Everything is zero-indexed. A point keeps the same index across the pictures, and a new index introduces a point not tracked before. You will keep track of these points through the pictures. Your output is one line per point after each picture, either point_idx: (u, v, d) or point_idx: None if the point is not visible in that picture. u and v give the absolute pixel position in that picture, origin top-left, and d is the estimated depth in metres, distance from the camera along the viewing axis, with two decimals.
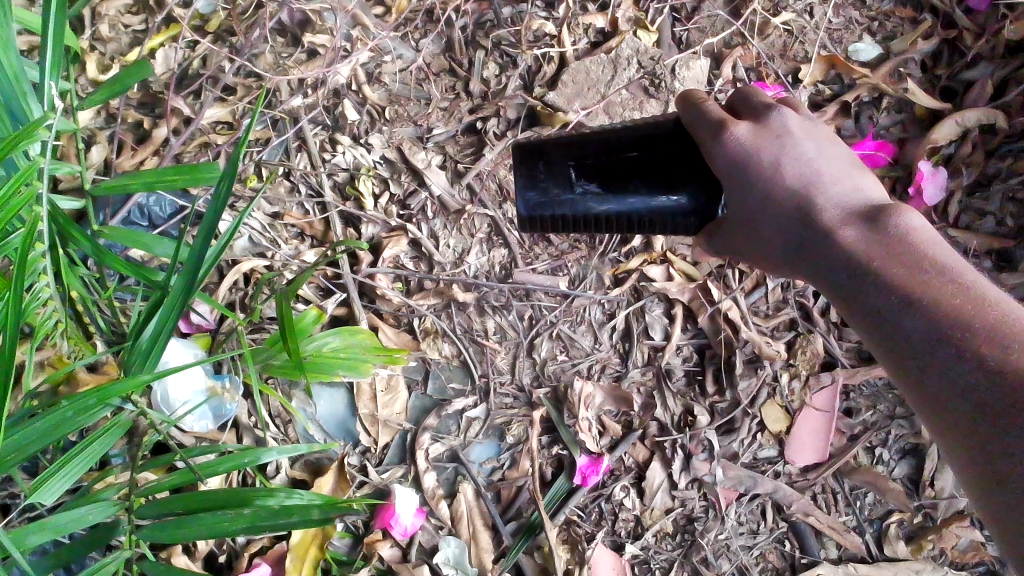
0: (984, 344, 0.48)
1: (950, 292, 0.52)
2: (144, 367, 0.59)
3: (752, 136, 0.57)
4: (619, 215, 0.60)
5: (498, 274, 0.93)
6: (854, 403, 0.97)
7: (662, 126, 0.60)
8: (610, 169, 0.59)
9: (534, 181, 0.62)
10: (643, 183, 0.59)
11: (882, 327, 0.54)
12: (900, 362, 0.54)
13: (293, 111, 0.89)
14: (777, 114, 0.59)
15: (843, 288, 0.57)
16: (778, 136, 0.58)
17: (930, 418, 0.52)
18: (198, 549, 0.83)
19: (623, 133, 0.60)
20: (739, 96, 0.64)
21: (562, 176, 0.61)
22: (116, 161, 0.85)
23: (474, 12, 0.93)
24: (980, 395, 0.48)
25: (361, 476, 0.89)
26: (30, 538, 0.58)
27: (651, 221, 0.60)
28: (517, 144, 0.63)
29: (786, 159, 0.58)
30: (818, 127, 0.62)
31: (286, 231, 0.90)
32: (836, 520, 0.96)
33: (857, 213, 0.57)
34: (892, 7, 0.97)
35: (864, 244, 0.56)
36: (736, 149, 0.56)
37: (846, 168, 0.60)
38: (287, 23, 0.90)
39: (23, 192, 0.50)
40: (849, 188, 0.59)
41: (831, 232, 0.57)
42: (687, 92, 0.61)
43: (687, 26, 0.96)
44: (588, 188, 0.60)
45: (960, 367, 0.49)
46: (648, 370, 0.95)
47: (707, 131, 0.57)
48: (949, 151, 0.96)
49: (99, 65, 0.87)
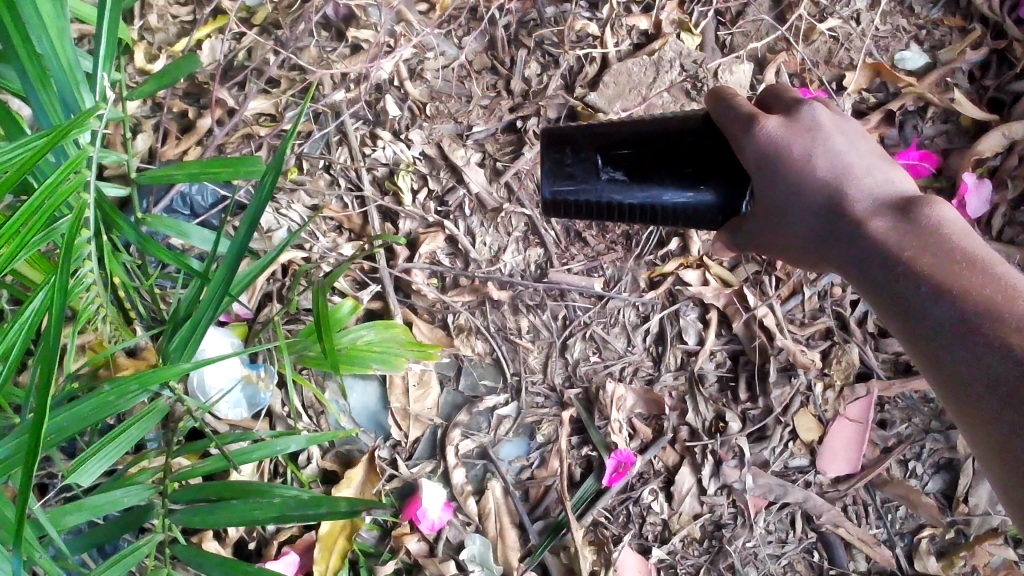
0: (1010, 333, 0.48)
1: (978, 282, 0.52)
2: (182, 355, 0.60)
3: (782, 129, 0.58)
4: (643, 205, 0.62)
5: (534, 273, 0.93)
6: (888, 414, 0.96)
7: (690, 122, 0.62)
8: (638, 159, 0.61)
9: (560, 166, 0.64)
10: (668, 176, 0.61)
11: (909, 316, 0.55)
12: (926, 351, 0.54)
13: (335, 105, 0.90)
14: (809, 109, 0.60)
15: (872, 279, 0.58)
16: (809, 129, 0.59)
17: (952, 408, 0.52)
18: (229, 534, 0.84)
19: (651, 127, 0.62)
20: (771, 94, 0.65)
21: (589, 163, 0.63)
22: (161, 150, 0.87)
23: (518, 11, 0.93)
24: (1003, 384, 0.47)
25: (390, 470, 0.89)
26: (69, 517, 0.60)
27: (673, 214, 0.62)
28: (548, 132, 0.65)
29: (817, 152, 0.58)
30: (849, 123, 0.62)
31: (325, 224, 0.91)
32: (867, 533, 0.95)
33: (888, 206, 0.57)
34: (939, 16, 0.96)
35: (895, 235, 0.56)
36: (766, 143, 0.57)
37: (877, 161, 0.61)
38: (333, 17, 0.91)
39: (72, 180, 0.51)
40: (881, 181, 0.59)
41: (863, 222, 0.57)
42: (719, 88, 0.63)
43: (732, 30, 0.96)
44: (613, 176, 0.62)
45: (984, 355, 0.49)
46: (680, 374, 0.95)
47: (737, 126, 0.58)
48: (994, 162, 0.95)
49: (147, 55, 0.88)
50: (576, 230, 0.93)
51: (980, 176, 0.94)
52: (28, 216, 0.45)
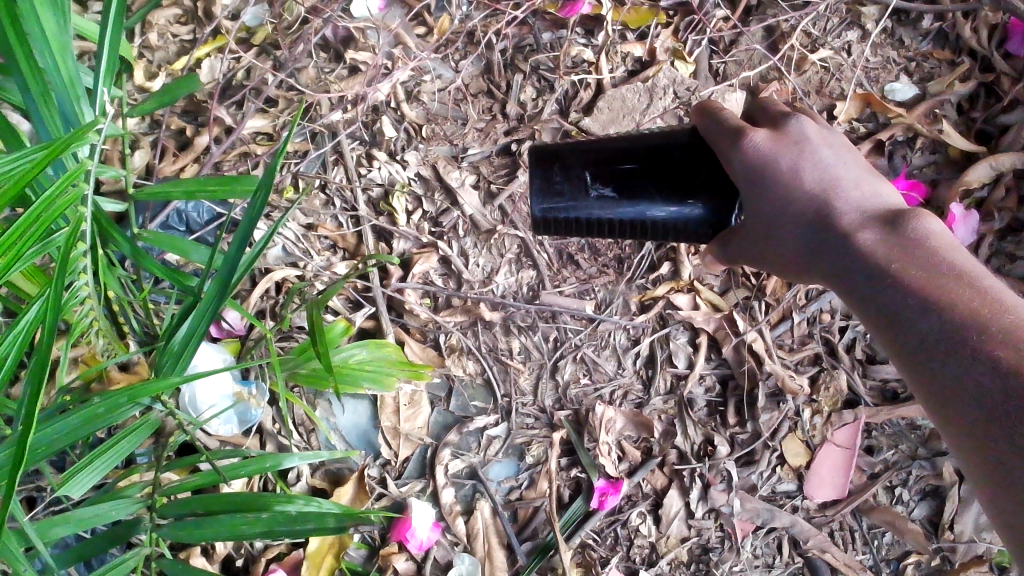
0: (995, 344, 0.49)
1: (965, 293, 0.53)
2: (176, 368, 0.61)
3: (770, 143, 0.61)
4: (633, 220, 0.63)
5: (526, 295, 0.94)
6: (876, 440, 0.96)
7: (677, 137, 0.64)
8: (626, 175, 0.63)
9: (549, 183, 0.65)
10: (658, 191, 0.62)
11: (895, 327, 0.56)
12: (913, 364, 0.54)
13: (332, 126, 0.91)
14: (796, 123, 0.63)
15: (858, 291, 0.59)
16: (797, 143, 0.62)
17: (940, 420, 0.52)
18: (216, 551, 0.84)
19: (638, 143, 0.64)
20: (760, 109, 0.68)
21: (578, 180, 0.64)
22: (158, 167, 0.88)
23: (515, 36, 0.94)
24: (992, 396, 0.48)
25: (380, 489, 0.90)
26: (55, 529, 0.60)
27: (664, 228, 0.64)
28: (536, 149, 0.66)
29: (803, 165, 0.61)
30: (836, 138, 0.65)
31: (319, 243, 0.92)
32: (853, 559, 0.95)
33: (875, 219, 0.59)
34: (930, 48, 0.98)
35: (882, 246, 0.57)
36: (754, 154, 0.59)
37: (863, 175, 0.63)
38: (331, 39, 0.92)
39: (71, 193, 0.51)
40: (866, 195, 0.61)
41: (849, 234, 0.59)
42: (706, 105, 0.66)
43: (724, 59, 0.97)
44: (602, 193, 0.63)
45: (969, 367, 0.50)
46: (670, 398, 0.95)
47: (727, 139, 0.61)
48: (982, 194, 0.96)
49: (146, 73, 0.90)
50: (568, 254, 0.94)
51: (966, 207, 0.96)
52: (25, 229, 0.45)
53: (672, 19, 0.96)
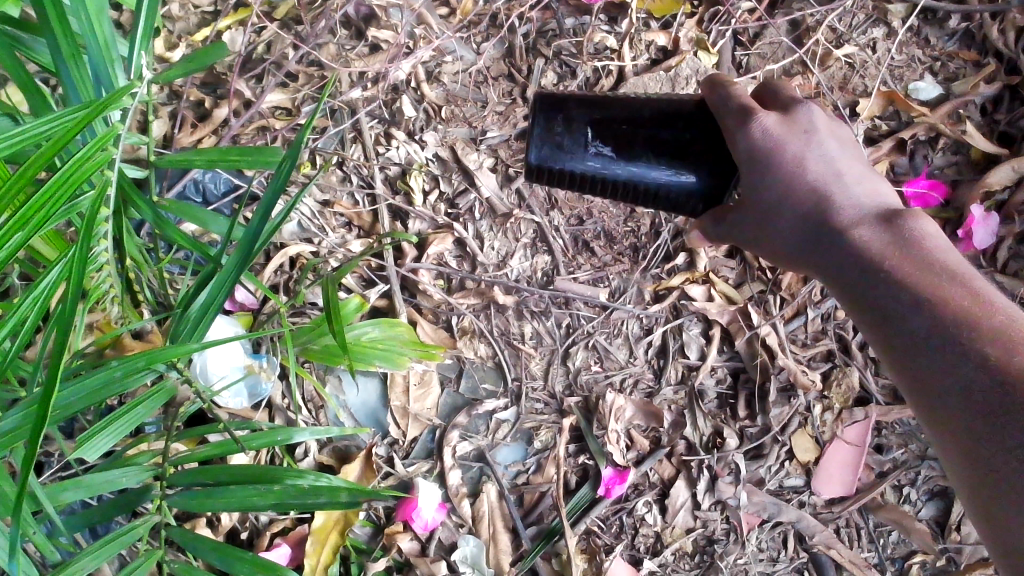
0: (988, 346, 0.50)
1: (959, 295, 0.54)
2: (192, 336, 0.59)
3: (778, 126, 0.59)
4: (627, 181, 0.62)
5: (540, 280, 0.94)
6: (886, 439, 0.96)
7: (684, 105, 0.63)
8: (628, 138, 0.61)
9: (549, 132, 0.61)
10: (657, 158, 0.61)
11: (887, 323, 0.57)
12: (901, 360, 0.56)
13: (352, 103, 0.91)
14: (806, 110, 0.62)
15: (852, 286, 0.60)
16: (806, 131, 0.61)
17: (924, 416, 0.54)
18: (221, 523, 0.85)
19: (646, 107, 0.62)
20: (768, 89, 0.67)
21: (579, 134, 0.61)
22: (176, 137, 0.88)
23: (538, 20, 0.94)
24: (981, 395, 0.49)
25: (387, 468, 0.91)
26: (65, 494, 0.60)
27: (655, 194, 0.62)
28: (538, 94, 0.63)
29: (809, 155, 0.60)
30: (841, 129, 0.65)
31: (334, 220, 0.92)
32: (858, 556, 0.95)
33: (873, 216, 0.60)
34: (955, 49, 0.97)
35: (878, 243, 0.59)
36: (760, 137, 0.58)
37: (865, 171, 0.64)
38: (353, 16, 0.92)
39: (99, 156, 0.50)
40: (867, 193, 0.62)
41: (847, 230, 0.60)
42: (715, 75, 0.64)
43: (749, 51, 0.97)
44: (601, 151, 0.61)
45: (959, 368, 0.51)
46: (680, 388, 0.95)
47: (734, 117, 0.59)
48: (1003, 197, 0.95)
49: (166, 43, 0.89)
50: (584, 240, 0.94)
51: (987, 209, 0.94)
52: (57, 190, 0.44)
53: (697, 10, 0.96)
